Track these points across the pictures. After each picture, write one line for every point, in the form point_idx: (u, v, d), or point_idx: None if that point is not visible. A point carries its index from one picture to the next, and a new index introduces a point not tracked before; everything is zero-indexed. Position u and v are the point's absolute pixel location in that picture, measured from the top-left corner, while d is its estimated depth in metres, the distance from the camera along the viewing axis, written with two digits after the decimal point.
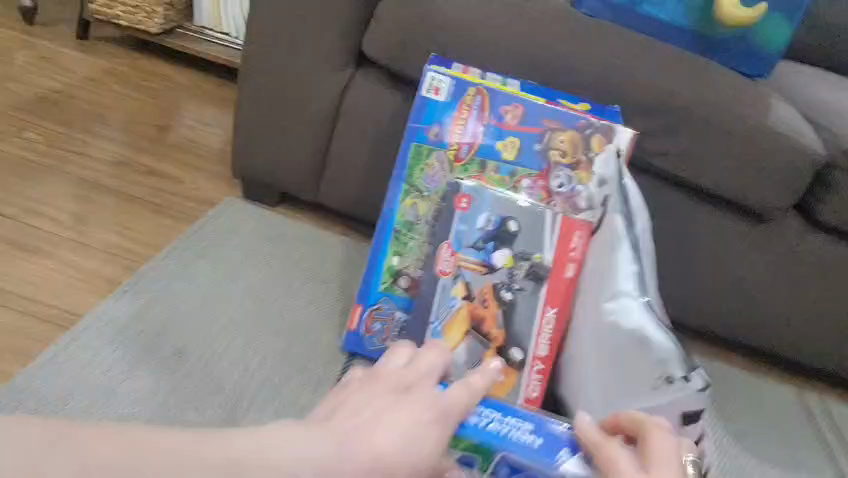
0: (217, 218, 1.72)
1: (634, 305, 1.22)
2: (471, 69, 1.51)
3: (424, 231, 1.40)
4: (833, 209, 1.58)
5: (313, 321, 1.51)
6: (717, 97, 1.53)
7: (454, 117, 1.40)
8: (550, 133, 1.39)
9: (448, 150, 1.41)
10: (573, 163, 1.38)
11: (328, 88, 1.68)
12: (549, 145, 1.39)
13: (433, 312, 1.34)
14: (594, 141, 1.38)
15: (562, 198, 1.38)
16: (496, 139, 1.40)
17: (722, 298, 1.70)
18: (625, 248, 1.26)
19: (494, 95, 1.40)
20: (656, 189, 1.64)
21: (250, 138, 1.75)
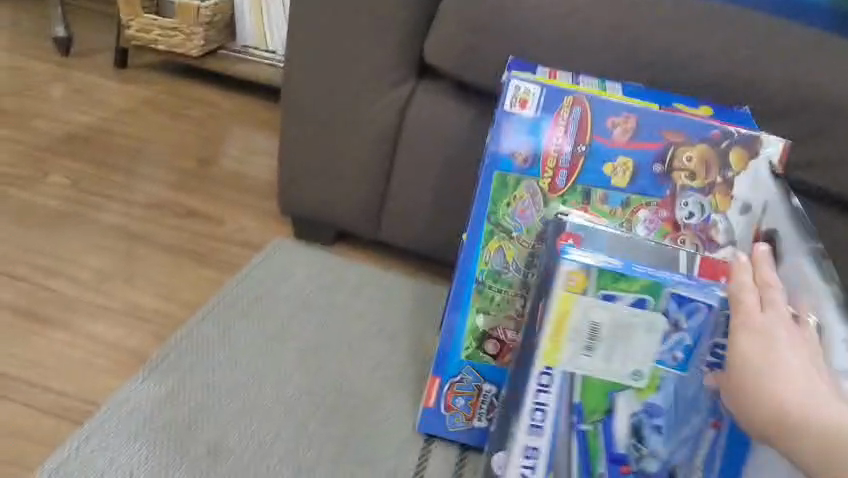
0: (265, 264, 1.47)
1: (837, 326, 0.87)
2: (559, 72, 1.20)
3: (516, 281, 1.13)
4: None
5: (381, 390, 1.25)
6: None
7: (548, 136, 1.11)
8: (672, 149, 1.10)
9: (541, 179, 1.12)
10: (706, 187, 1.09)
11: (389, 109, 1.41)
12: (672, 166, 1.10)
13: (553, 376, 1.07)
14: (735, 156, 1.09)
15: (692, 231, 1.08)
16: (602, 162, 1.11)
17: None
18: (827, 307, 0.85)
19: (598, 105, 1.12)
20: None
21: (300, 170, 1.49)
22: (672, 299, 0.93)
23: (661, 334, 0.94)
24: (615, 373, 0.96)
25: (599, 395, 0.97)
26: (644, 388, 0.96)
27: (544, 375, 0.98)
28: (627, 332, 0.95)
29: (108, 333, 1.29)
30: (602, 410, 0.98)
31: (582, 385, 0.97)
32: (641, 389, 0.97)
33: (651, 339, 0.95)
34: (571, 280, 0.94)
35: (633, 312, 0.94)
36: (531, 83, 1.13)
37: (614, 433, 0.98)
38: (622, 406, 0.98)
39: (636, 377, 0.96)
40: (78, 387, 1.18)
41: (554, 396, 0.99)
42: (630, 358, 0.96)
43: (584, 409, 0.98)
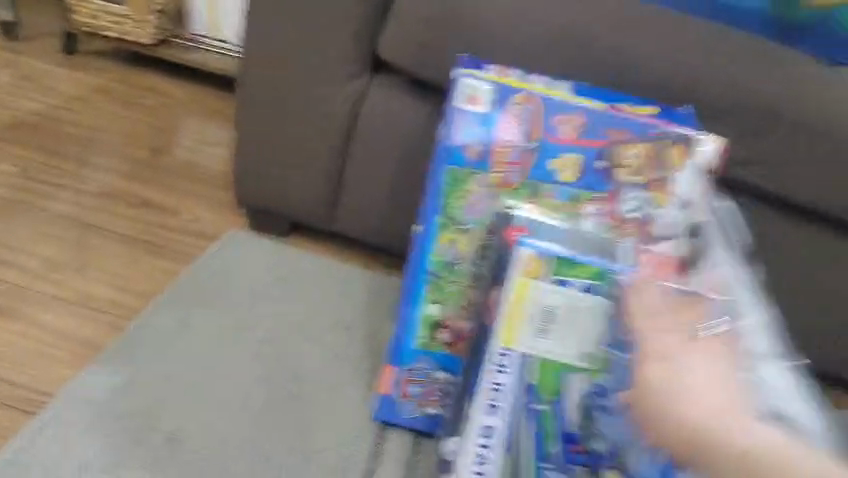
0: (222, 254, 1.48)
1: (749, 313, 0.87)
2: (510, 70, 1.25)
3: (469, 273, 1.17)
4: None
5: (337, 380, 1.28)
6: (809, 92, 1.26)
7: (499, 132, 1.16)
8: (616, 146, 1.16)
9: (491, 174, 1.15)
10: (647, 182, 1.15)
11: (345, 104, 1.43)
12: (615, 163, 1.16)
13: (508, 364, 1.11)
14: (676, 153, 1.16)
15: (635, 223, 1.10)
16: (549, 157, 1.16)
17: (832, 335, 1.41)
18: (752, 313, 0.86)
19: (546, 103, 1.17)
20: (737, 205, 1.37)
21: (257, 163, 1.51)
22: (603, 289, 1.00)
23: None
24: (567, 353, 1.01)
25: (552, 376, 1.01)
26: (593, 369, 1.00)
27: (502, 355, 1.03)
28: (576, 315, 1.01)
29: (62, 324, 1.29)
30: (555, 391, 1.01)
31: (537, 367, 1.02)
32: (593, 370, 1.00)
33: (595, 322, 1.00)
34: (528, 265, 1.02)
35: (579, 295, 1.01)
36: (483, 81, 1.18)
37: (565, 416, 1.00)
38: (573, 387, 1.00)
39: (588, 359, 1.00)
40: (33, 378, 1.19)
41: (509, 376, 1.03)
42: (581, 339, 1.01)
43: (538, 390, 1.01)
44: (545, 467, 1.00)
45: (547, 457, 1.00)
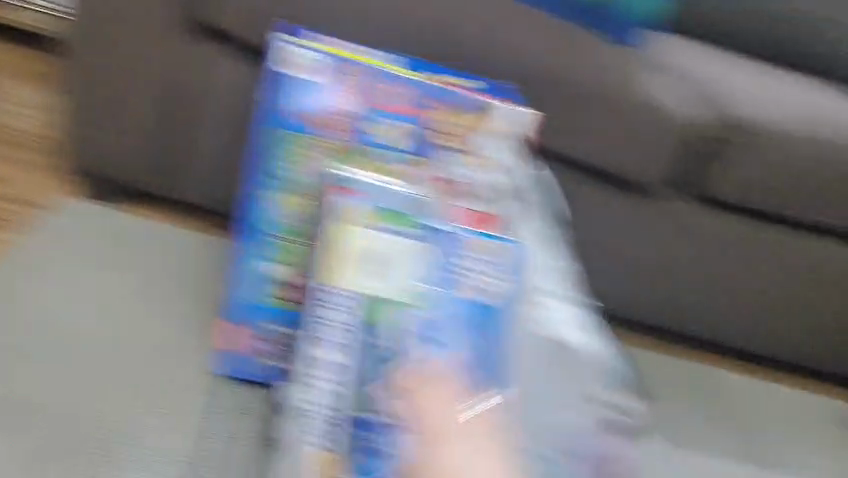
0: (48, 221, 1.45)
1: (554, 310, 1.09)
2: (344, 44, 1.31)
3: (312, 233, 1.22)
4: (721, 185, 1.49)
5: (177, 347, 1.30)
6: (600, 69, 1.40)
7: (329, 98, 1.22)
8: (437, 116, 1.24)
9: (320, 140, 1.22)
10: (461, 147, 1.24)
11: (177, 67, 1.42)
12: (439, 130, 1.23)
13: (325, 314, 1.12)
14: (481, 118, 1.26)
15: (447, 183, 1.18)
16: (377, 126, 1.22)
17: (642, 285, 1.55)
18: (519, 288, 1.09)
19: (372, 73, 1.24)
20: None
21: (87, 126, 1.48)
22: (429, 237, 1.11)
23: (425, 255, 1.10)
24: (391, 289, 1.07)
25: (378, 310, 1.07)
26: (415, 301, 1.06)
27: (328, 295, 1.10)
28: (394, 255, 1.09)
29: None
30: (379, 324, 1.06)
31: (365, 304, 1.07)
32: (408, 299, 1.06)
33: (415, 262, 1.09)
34: (356, 214, 1.12)
35: (404, 241, 1.10)
36: (316, 51, 1.25)
37: (395, 345, 1.04)
38: (400, 320, 1.05)
39: (403, 291, 1.07)
40: None
41: (337, 315, 1.09)
42: (400, 277, 1.08)
43: (366, 324, 1.07)
44: (372, 387, 1.02)
45: (371, 380, 1.03)
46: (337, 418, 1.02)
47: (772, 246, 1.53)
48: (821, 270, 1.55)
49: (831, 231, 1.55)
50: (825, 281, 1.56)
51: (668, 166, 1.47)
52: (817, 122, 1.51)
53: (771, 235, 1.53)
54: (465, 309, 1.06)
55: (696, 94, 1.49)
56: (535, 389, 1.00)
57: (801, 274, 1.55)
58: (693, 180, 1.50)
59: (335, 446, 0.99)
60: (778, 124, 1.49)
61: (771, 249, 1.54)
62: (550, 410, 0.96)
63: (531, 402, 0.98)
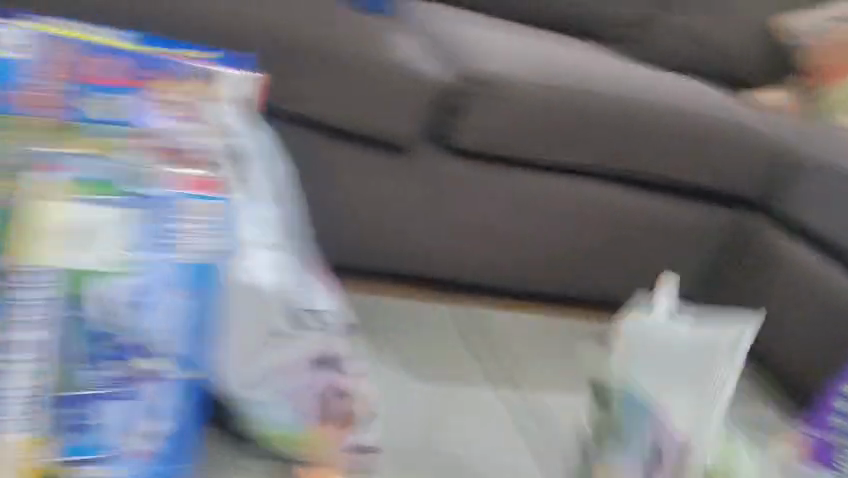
0: None
1: (264, 255, 0.93)
2: (46, 20, 1.01)
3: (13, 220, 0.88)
4: (538, 126, 1.34)
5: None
6: (346, 32, 1.26)
7: (28, 76, 0.86)
8: (151, 89, 0.96)
9: (9, 116, 0.83)
10: (202, 123, 0.98)
11: None
12: (164, 100, 0.96)
13: (28, 345, 0.76)
14: (209, 86, 1.02)
15: (181, 157, 0.88)
16: (84, 94, 0.90)
17: (446, 254, 1.40)
18: (251, 234, 0.93)
19: (68, 43, 0.93)
20: (325, 144, 1.29)
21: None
22: (147, 202, 0.81)
23: (125, 222, 0.79)
24: (88, 259, 0.77)
25: (78, 285, 0.77)
26: (112, 271, 0.77)
27: (21, 277, 0.75)
28: (97, 222, 0.78)
29: None
30: (79, 304, 0.77)
31: (63, 278, 0.76)
32: (118, 270, 0.77)
33: (129, 229, 0.79)
34: (54, 185, 0.78)
35: (101, 206, 0.78)
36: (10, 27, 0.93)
37: (94, 316, 0.78)
38: (97, 299, 0.77)
39: (112, 260, 0.77)
40: None
41: (31, 301, 0.76)
42: (91, 243, 0.77)
43: (64, 307, 0.77)
44: (80, 369, 0.78)
45: (76, 362, 0.78)
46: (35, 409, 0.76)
47: (575, 194, 1.42)
48: (624, 219, 1.46)
49: (646, 186, 1.47)
50: (627, 231, 1.48)
51: (473, 135, 1.32)
52: (634, 83, 1.45)
53: (570, 183, 1.41)
54: (181, 272, 0.81)
55: (500, 58, 1.38)
56: (245, 344, 0.88)
57: (600, 219, 1.44)
58: (514, 146, 1.35)
59: (25, 431, 0.76)
60: (589, 82, 1.39)
61: (574, 195, 1.42)
62: (267, 364, 0.89)
63: (241, 363, 0.88)
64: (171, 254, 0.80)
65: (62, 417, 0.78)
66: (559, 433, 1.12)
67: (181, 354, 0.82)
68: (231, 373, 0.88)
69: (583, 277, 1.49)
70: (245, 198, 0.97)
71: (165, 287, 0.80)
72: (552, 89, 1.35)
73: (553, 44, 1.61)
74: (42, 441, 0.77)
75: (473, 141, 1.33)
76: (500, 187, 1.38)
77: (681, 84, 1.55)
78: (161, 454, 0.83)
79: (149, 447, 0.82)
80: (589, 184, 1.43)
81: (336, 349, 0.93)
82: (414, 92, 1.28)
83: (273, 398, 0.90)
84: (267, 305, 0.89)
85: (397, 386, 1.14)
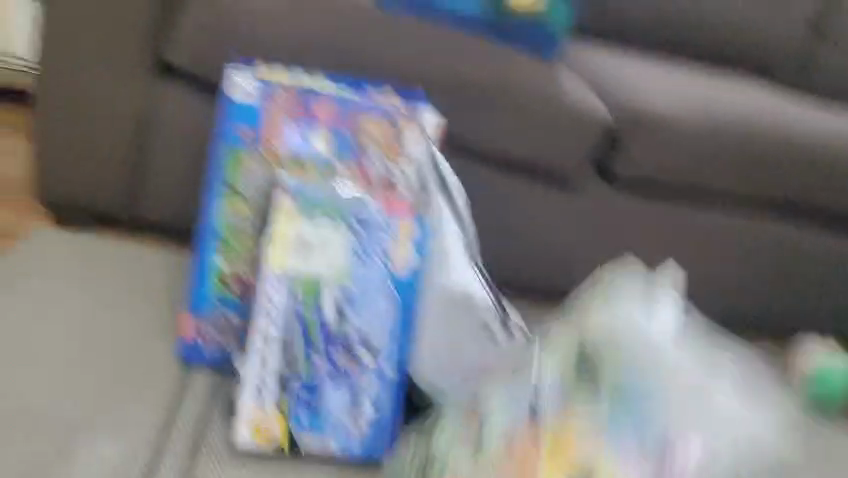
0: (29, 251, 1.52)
1: (466, 272, 1.29)
2: (277, 67, 1.39)
3: (251, 234, 1.31)
4: (679, 165, 1.62)
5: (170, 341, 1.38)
6: (532, 86, 1.53)
7: (267, 121, 1.30)
8: (360, 122, 1.33)
9: (261, 149, 1.30)
10: (385, 148, 1.32)
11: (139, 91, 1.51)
12: (361, 136, 1.32)
13: (289, 331, 1.21)
14: (402, 121, 1.35)
15: (378, 183, 1.29)
16: (310, 132, 1.31)
17: None
18: (457, 249, 1.31)
19: (301, 91, 1.33)
20: (503, 181, 1.60)
21: (45, 145, 1.54)
22: (358, 226, 1.25)
23: (345, 243, 1.24)
24: (320, 270, 1.22)
25: (312, 289, 1.22)
26: (338, 278, 1.23)
27: (273, 278, 1.22)
28: (327, 242, 1.23)
29: None
30: (314, 302, 1.22)
31: (300, 282, 1.22)
32: (339, 278, 1.23)
33: (344, 246, 1.24)
34: (286, 209, 1.24)
35: (331, 228, 1.24)
36: (250, 76, 1.33)
37: (326, 314, 1.22)
38: (328, 297, 1.22)
39: (335, 270, 1.23)
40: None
41: (280, 302, 1.21)
42: (326, 258, 1.23)
43: (303, 301, 1.22)
44: (313, 356, 1.21)
45: (314, 351, 1.21)
46: (282, 380, 1.20)
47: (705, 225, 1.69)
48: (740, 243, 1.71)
49: (762, 208, 1.72)
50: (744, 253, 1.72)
51: (636, 166, 1.61)
52: (769, 117, 1.70)
53: (701, 212, 1.69)
54: (389, 282, 1.25)
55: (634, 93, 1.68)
56: (447, 347, 1.27)
57: (728, 244, 1.71)
58: (661, 177, 1.63)
59: (272, 405, 1.20)
60: (713, 113, 1.66)
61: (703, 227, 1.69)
62: (464, 362, 1.27)
63: (440, 358, 1.27)
64: (381, 266, 1.25)
65: (299, 395, 1.20)
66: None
67: (383, 350, 1.23)
68: (438, 366, 1.27)
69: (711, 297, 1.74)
70: (443, 219, 1.32)
71: (380, 294, 1.24)
72: (685, 121, 1.62)
73: (720, 89, 1.79)
74: (281, 417, 1.20)
75: (631, 173, 1.62)
76: (644, 221, 1.67)
77: (819, 119, 1.75)
78: (369, 434, 1.22)
79: (363, 429, 1.22)
80: (718, 213, 1.69)
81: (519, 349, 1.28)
82: (582, 130, 1.56)
83: (466, 386, 1.26)
84: (469, 315, 1.27)
85: None
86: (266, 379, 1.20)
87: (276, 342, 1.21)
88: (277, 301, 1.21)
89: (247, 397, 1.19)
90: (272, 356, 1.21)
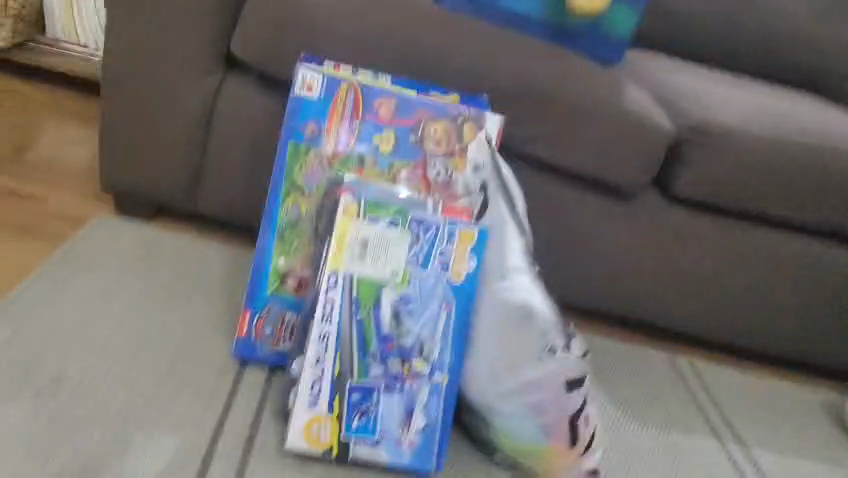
0: (94, 234, 1.56)
1: (524, 281, 1.19)
2: (343, 66, 1.39)
3: (308, 230, 1.31)
4: (742, 184, 1.59)
5: (227, 328, 1.41)
6: (601, 93, 1.51)
7: (330, 120, 1.33)
8: (422, 124, 1.34)
9: (325, 148, 1.32)
10: (447, 152, 1.33)
11: (207, 80, 1.54)
12: (423, 136, 1.33)
13: (343, 331, 1.16)
14: (467, 126, 1.34)
15: (440, 187, 1.31)
16: (373, 133, 1.33)
17: (653, 296, 1.68)
18: (515, 258, 1.21)
19: (366, 90, 1.33)
20: (565, 189, 1.58)
21: (113, 135, 1.59)
22: (419, 227, 1.20)
23: (406, 245, 1.19)
24: (379, 272, 1.18)
25: (370, 290, 1.17)
26: (399, 282, 1.18)
27: (331, 278, 1.17)
28: (388, 244, 1.19)
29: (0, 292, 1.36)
30: (371, 304, 1.17)
31: (359, 283, 1.17)
32: (398, 282, 1.18)
33: (404, 249, 1.19)
34: (347, 208, 1.19)
35: (391, 230, 1.19)
36: (316, 71, 1.33)
37: (382, 319, 1.17)
38: (386, 300, 1.17)
39: (395, 274, 1.18)
40: None
41: (338, 301, 1.16)
42: (386, 260, 1.18)
43: (361, 304, 1.17)
44: (369, 362, 1.16)
45: (369, 355, 1.16)
46: (333, 383, 1.15)
47: (768, 247, 1.66)
48: (801, 267, 1.67)
49: (827, 236, 1.68)
50: (803, 279, 1.68)
51: (698, 183, 1.59)
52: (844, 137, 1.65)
53: (765, 235, 1.65)
54: (447, 285, 1.20)
55: (701, 107, 1.64)
56: (504, 361, 1.17)
57: (790, 267, 1.67)
58: (724, 195, 1.60)
59: (324, 409, 1.14)
60: (784, 130, 1.61)
61: (766, 248, 1.66)
62: (523, 379, 1.15)
63: (497, 372, 1.17)
64: (442, 273, 1.20)
65: (352, 401, 1.14)
66: (728, 462, 1.37)
67: (440, 360, 1.19)
68: (493, 381, 1.18)
69: (765, 321, 1.72)
70: (505, 228, 1.24)
71: (437, 298, 1.20)
72: (755, 139, 1.57)
73: (785, 106, 1.76)
74: (333, 421, 1.14)
75: (693, 191, 1.59)
76: (706, 240, 1.64)
77: None
78: (419, 445, 1.16)
79: (413, 437, 1.16)
80: (782, 237, 1.66)
81: (582, 374, 1.14)
82: (647, 142, 1.54)
83: (526, 407, 1.16)
84: (531, 328, 1.15)
85: (626, 424, 1.39)
86: (317, 382, 1.14)
87: (333, 341, 1.16)
88: (336, 298, 1.16)
89: (298, 398, 1.14)
90: (325, 357, 1.15)
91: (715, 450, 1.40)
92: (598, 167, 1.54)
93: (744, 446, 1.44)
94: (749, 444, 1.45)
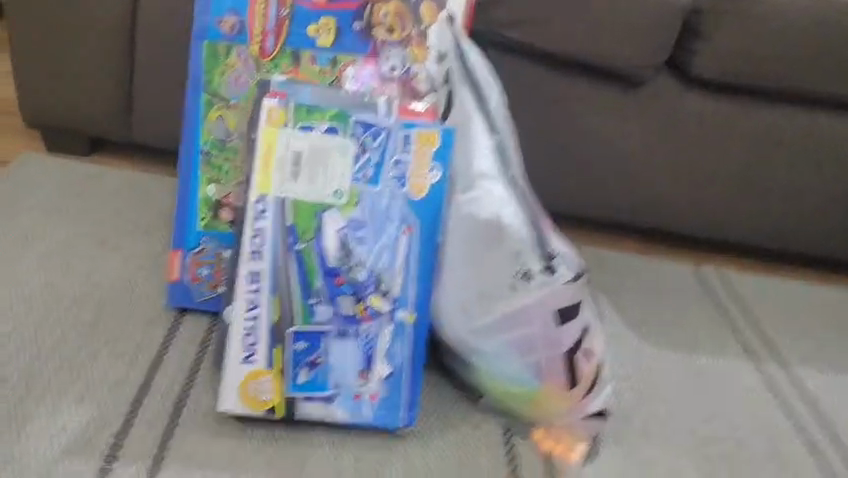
0: (13, 173, 1.35)
1: (495, 189, 0.99)
2: None
3: (241, 148, 1.09)
4: (773, 56, 1.31)
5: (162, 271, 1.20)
6: None
7: (252, 8, 1.08)
8: (370, 6, 1.08)
9: (249, 45, 1.08)
10: (405, 40, 1.09)
11: None
12: (371, 21, 1.08)
13: (279, 267, 0.96)
14: (425, 8, 1.10)
15: (398, 83, 1.07)
16: (306, 23, 1.09)
17: (667, 198, 1.43)
18: (481, 161, 1.01)
19: None
20: (556, 80, 1.32)
21: (23, 57, 1.35)
22: (366, 133, 0.98)
23: (352, 156, 0.98)
24: (320, 193, 0.97)
25: (308, 215, 0.97)
26: (344, 204, 0.97)
27: (259, 204, 0.97)
28: (326, 156, 0.97)
29: None
30: (311, 231, 0.97)
31: (293, 207, 0.97)
32: (344, 204, 0.97)
33: (346, 161, 0.98)
34: (272, 114, 0.97)
35: (328, 138, 0.97)
36: None
37: (327, 248, 0.97)
38: (329, 225, 0.97)
39: (338, 193, 0.97)
40: None
41: (269, 232, 0.97)
42: (326, 178, 0.97)
43: (299, 232, 0.97)
44: (313, 302, 0.96)
45: (314, 293, 0.96)
46: (272, 330, 0.95)
47: (804, 130, 1.39)
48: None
49: None
50: None
51: (719, 63, 1.31)
52: None
53: (800, 116, 1.38)
54: (406, 202, 0.98)
55: None
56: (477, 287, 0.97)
57: (831, 152, 1.40)
58: (751, 74, 1.32)
59: (263, 362, 0.95)
60: None
61: (802, 131, 1.39)
62: (498, 309, 0.96)
63: (466, 303, 0.98)
64: (397, 187, 0.98)
65: (297, 351, 0.95)
66: (765, 386, 1.16)
67: (401, 293, 0.98)
68: (468, 312, 0.98)
69: (803, 217, 1.47)
70: (471, 126, 1.04)
71: (394, 220, 0.98)
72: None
73: None
74: (275, 376, 0.95)
75: (712, 72, 1.32)
76: (729, 128, 1.38)
77: None
78: (383, 397, 0.97)
79: (375, 389, 0.97)
80: (822, 118, 1.38)
81: (574, 299, 0.95)
82: (651, 13, 1.26)
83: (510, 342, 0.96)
84: (503, 247, 0.96)
85: (640, 352, 1.16)
86: (253, 331, 0.95)
87: (267, 280, 0.96)
88: (266, 225, 0.97)
89: (231, 353, 0.95)
90: (260, 299, 0.96)
91: (749, 374, 1.18)
92: (593, 49, 1.27)
93: (784, 365, 1.21)
94: (789, 362, 1.22)
